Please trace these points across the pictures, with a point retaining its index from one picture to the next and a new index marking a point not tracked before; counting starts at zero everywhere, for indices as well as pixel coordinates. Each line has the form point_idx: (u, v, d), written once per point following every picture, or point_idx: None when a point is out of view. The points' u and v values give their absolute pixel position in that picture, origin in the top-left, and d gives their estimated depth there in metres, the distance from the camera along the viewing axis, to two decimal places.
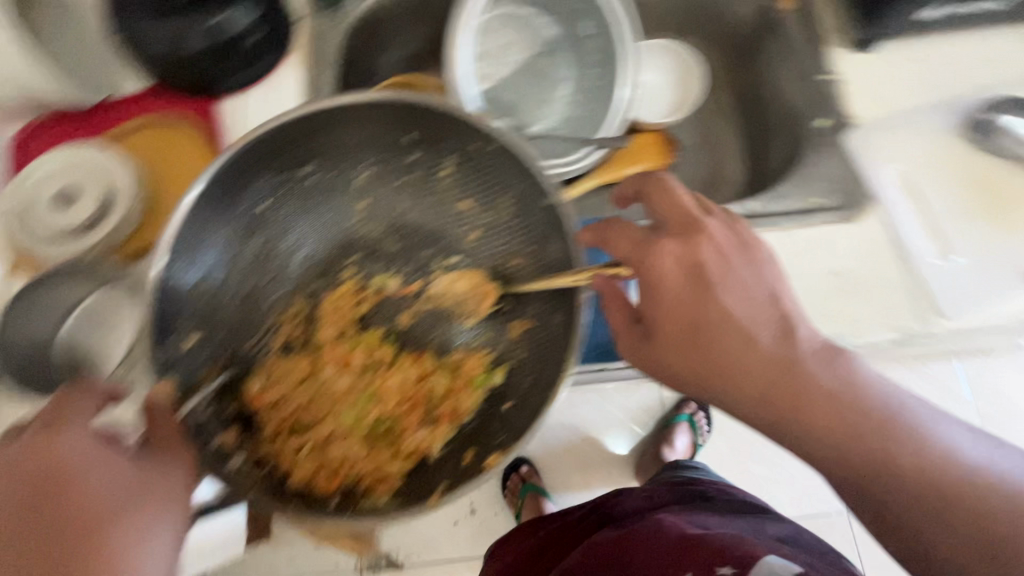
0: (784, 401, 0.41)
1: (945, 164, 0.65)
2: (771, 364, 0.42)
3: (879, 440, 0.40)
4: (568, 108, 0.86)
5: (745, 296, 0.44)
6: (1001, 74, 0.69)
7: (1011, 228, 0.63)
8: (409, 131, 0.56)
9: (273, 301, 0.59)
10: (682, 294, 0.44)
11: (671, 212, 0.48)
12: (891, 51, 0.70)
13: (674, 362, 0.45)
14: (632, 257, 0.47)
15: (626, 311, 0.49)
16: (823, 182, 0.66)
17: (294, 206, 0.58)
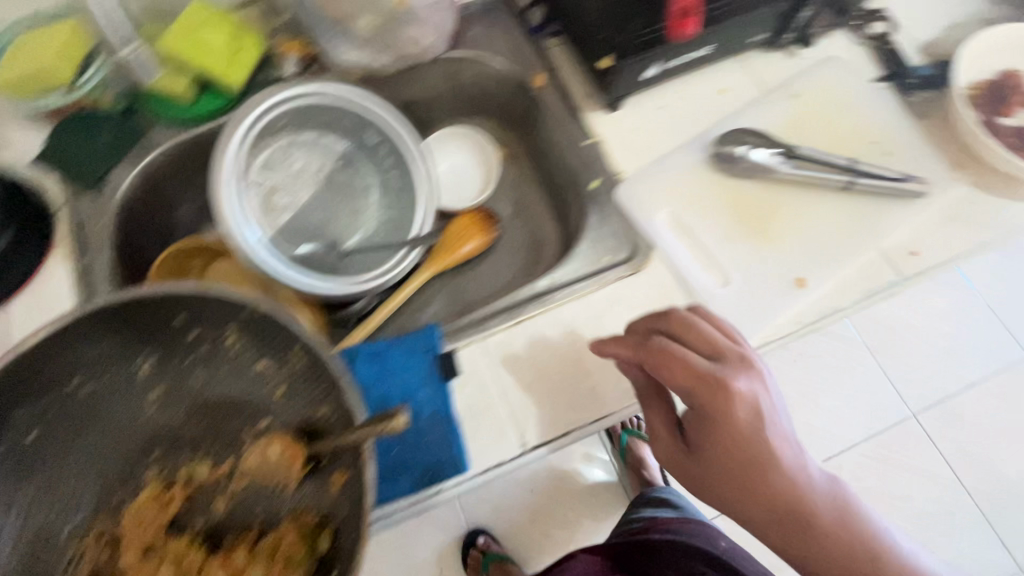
0: (790, 514, 0.56)
1: (707, 197, 0.71)
2: (791, 483, 0.55)
3: (797, 516, 0.56)
4: (380, 214, 0.88)
5: (768, 434, 0.54)
6: (734, 101, 0.78)
7: (775, 242, 0.69)
8: (177, 313, 0.55)
9: (65, 535, 0.54)
10: (745, 433, 0.52)
11: (714, 348, 0.55)
12: (637, 105, 0.77)
13: (708, 477, 0.55)
14: (695, 393, 0.53)
15: (664, 432, 0.57)
16: (607, 238, 0.71)
17: (69, 426, 0.54)
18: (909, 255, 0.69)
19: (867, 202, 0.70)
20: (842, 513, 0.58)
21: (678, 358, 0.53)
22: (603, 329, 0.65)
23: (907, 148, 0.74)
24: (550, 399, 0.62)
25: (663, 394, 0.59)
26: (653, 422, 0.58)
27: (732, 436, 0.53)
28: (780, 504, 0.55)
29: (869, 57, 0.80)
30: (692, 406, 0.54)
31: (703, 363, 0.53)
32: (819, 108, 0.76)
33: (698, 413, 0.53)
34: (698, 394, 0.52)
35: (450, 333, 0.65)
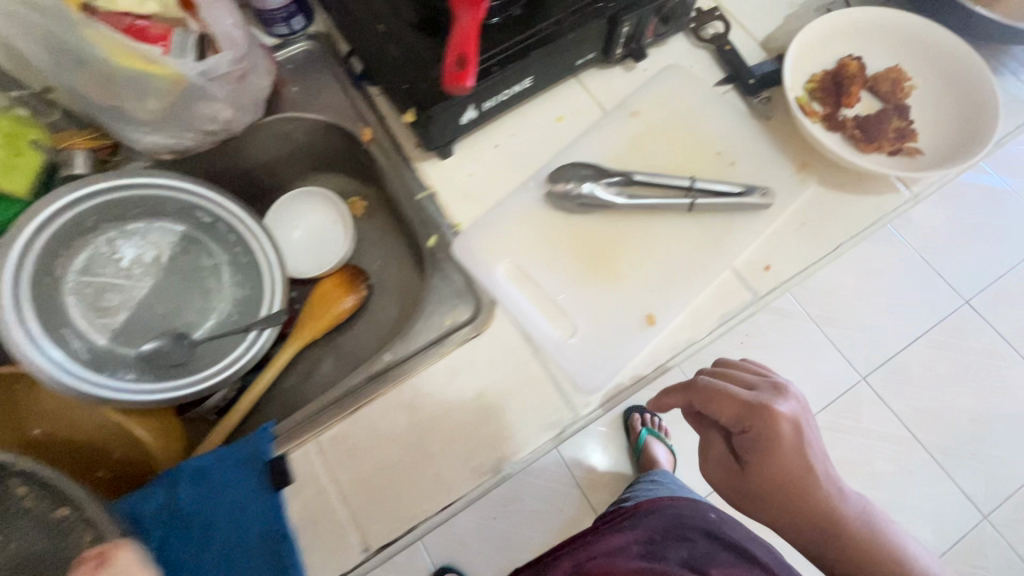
0: (819, 526, 0.61)
1: (547, 240, 0.67)
2: (821, 502, 0.60)
3: (830, 527, 0.62)
4: (234, 294, 0.82)
5: (809, 454, 0.59)
6: (574, 128, 0.74)
7: (621, 278, 0.65)
8: None
9: None
10: (796, 451, 0.57)
11: (756, 385, 0.61)
12: (471, 147, 0.72)
13: (751, 496, 0.59)
14: (745, 424, 0.58)
15: (721, 454, 0.61)
16: (447, 300, 0.66)
17: None
18: (763, 270, 0.66)
19: (714, 221, 0.67)
20: (872, 522, 0.64)
21: (721, 397, 0.58)
22: (447, 403, 0.61)
23: (752, 155, 0.70)
24: (393, 491, 0.57)
25: (700, 421, 0.64)
26: (709, 447, 0.62)
27: (776, 459, 0.57)
28: (815, 514, 0.61)
29: (709, 60, 0.76)
30: (742, 431, 0.59)
31: (745, 395, 0.59)
32: (661, 124, 0.73)
33: (752, 439, 0.58)
34: (751, 424, 0.58)
35: (284, 435, 0.60)
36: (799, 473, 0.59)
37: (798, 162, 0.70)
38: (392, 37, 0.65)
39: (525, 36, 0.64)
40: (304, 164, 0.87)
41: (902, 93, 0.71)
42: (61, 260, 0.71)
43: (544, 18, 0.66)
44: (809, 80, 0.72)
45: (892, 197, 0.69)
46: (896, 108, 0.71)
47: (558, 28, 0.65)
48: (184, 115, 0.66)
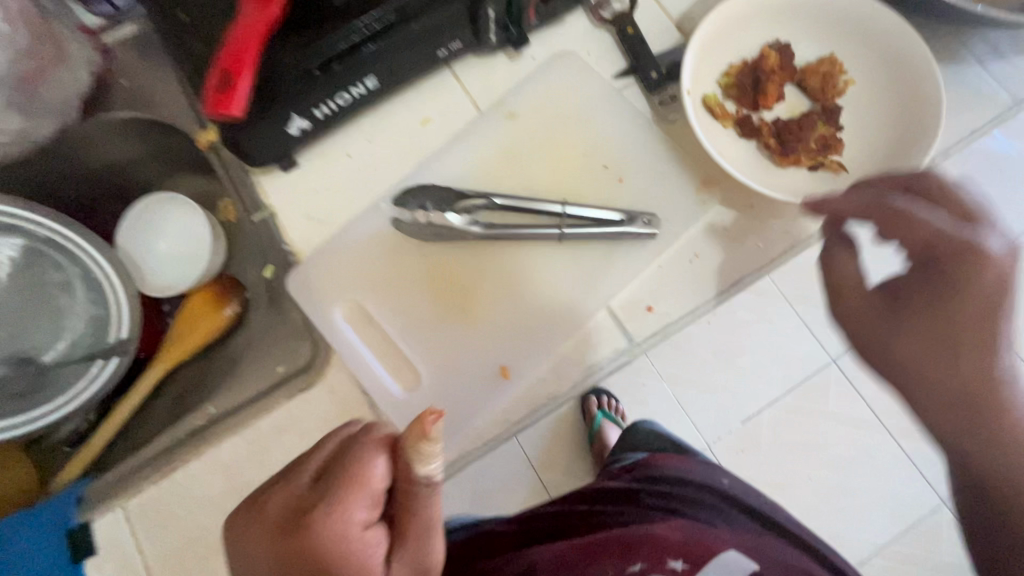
0: (967, 407, 0.35)
1: (395, 274, 0.58)
2: (983, 372, 0.35)
3: (982, 422, 0.35)
4: (87, 312, 0.74)
5: (961, 303, 0.35)
6: (442, 133, 0.62)
7: (477, 321, 0.56)
8: None
9: None
10: (954, 289, 0.35)
11: (909, 234, 0.36)
12: (319, 157, 0.61)
13: (912, 312, 0.38)
14: (918, 253, 0.37)
15: (871, 274, 0.41)
16: (285, 341, 0.59)
17: None
18: (643, 311, 0.56)
19: (589, 253, 0.57)
20: None
21: (905, 221, 0.36)
22: (272, 466, 0.54)
23: (646, 170, 0.59)
24: (207, 562, 0.53)
25: (835, 226, 0.43)
26: (835, 279, 0.43)
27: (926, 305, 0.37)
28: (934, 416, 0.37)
29: (611, 44, 0.63)
30: (917, 262, 0.38)
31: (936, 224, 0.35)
32: (542, 129, 0.61)
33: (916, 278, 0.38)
34: (921, 253, 0.37)
35: (93, 497, 0.55)
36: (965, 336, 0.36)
37: (700, 178, 0.59)
38: (200, 33, 0.54)
39: (354, 31, 0.52)
40: (160, 165, 0.76)
41: (834, 91, 0.58)
42: None
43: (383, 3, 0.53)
44: (724, 74, 0.59)
45: (807, 223, 0.57)
46: (824, 112, 0.58)
47: (399, 18, 0.53)
48: None
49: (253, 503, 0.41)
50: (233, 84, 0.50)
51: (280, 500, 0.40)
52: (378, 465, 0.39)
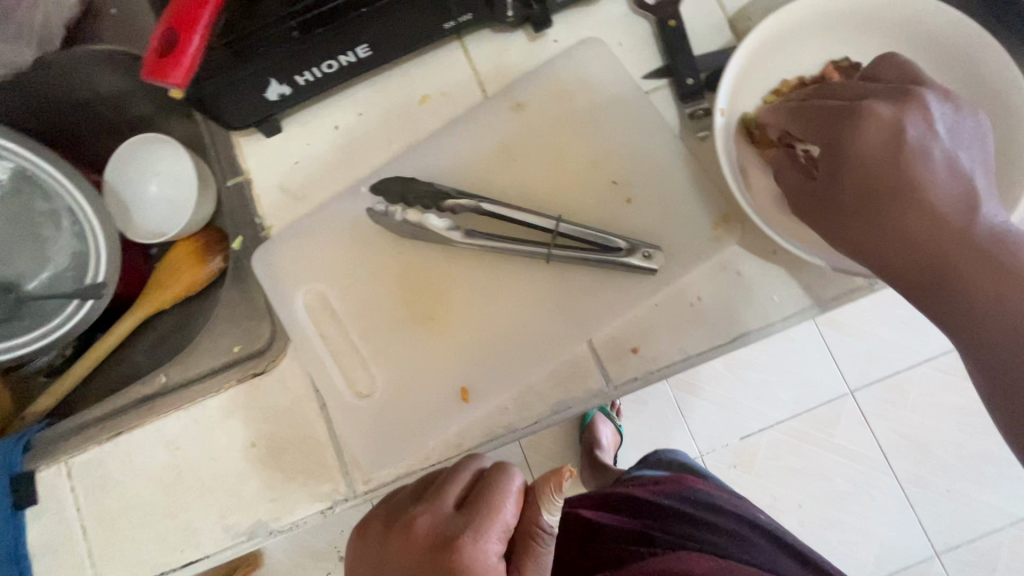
0: (928, 274, 0.40)
1: (365, 268, 0.53)
2: (924, 231, 0.40)
3: (950, 281, 0.39)
4: (70, 246, 0.73)
5: (873, 166, 0.40)
6: (440, 115, 0.55)
7: (444, 336, 0.51)
8: None
9: None
10: (872, 155, 0.40)
11: (808, 120, 0.43)
12: (303, 125, 0.56)
13: (846, 209, 0.42)
14: (816, 128, 0.43)
15: (800, 176, 0.45)
16: (244, 320, 0.56)
17: None
18: (628, 354, 0.50)
19: (577, 278, 0.51)
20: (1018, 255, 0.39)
21: (810, 114, 0.43)
22: (212, 450, 0.52)
23: (660, 191, 0.52)
24: (138, 535, 0.52)
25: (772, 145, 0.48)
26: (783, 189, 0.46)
27: (840, 177, 0.41)
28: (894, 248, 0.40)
29: (646, 37, 0.54)
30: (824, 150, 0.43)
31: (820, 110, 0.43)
32: (552, 126, 0.54)
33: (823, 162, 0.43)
34: (818, 130, 0.43)
35: (39, 448, 0.55)
36: (888, 189, 0.40)
37: (719, 211, 0.51)
38: None
39: None
40: (153, 104, 0.72)
41: None
42: None
43: None
44: (771, 93, 0.50)
45: (836, 280, 0.50)
46: None
47: None
48: None
49: (391, 523, 0.41)
50: (179, 41, 0.40)
51: (429, 524, 0.39)
52: (510, 504, 0.39)
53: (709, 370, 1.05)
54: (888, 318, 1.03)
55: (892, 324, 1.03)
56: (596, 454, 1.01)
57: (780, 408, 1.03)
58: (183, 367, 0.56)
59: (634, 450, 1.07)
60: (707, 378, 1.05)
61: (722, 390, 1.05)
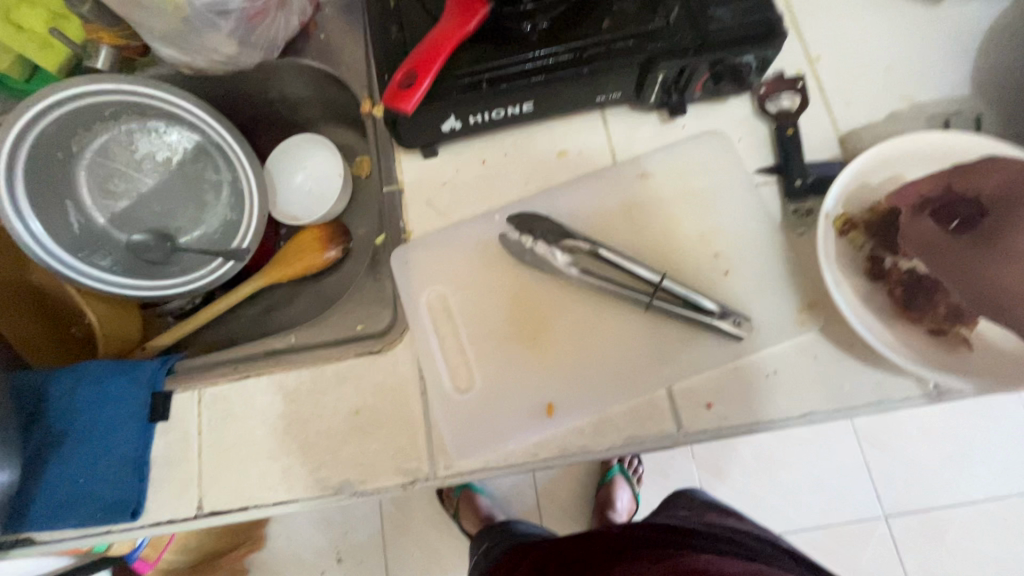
0: None
1: (485, 284, 0.61)
2: None
3: None
4: (225, 213, 0.86)
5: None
6: (572, 169, 0.65)
7: (541, 356, 0.58)
8: None
9: None
10: None
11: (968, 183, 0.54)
12: (457, 155, 0.66)
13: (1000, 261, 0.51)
14: (985, 193, 0.53)
15: (950, 229, 0.54)
16: (369, 304, 0.65)
17: None
18: (702, 408, 0.56)
19: (670, 330, 0.58)
20: None
21: (977, 176, 0.54)
22: (320, 410, 0.60)
23: (756, 271, 0.58)
24: (241, 469, 0.59)
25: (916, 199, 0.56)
26: (922, 235, 0.55)
27: (1002, 237, 0.52)
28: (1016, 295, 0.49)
29: (764, 138, 0.63)
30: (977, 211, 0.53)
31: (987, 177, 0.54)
32: (668, 197, 0.62)
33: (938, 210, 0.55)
34: (988, 194, 0.53)
35: (178, 373, 0.64)
36: None
37: (806, 299, 0.57)
38: (402, 21, 0.60)
39: (530, 58, 0.57)
40: (324, 112, 0.85)
41: None
42: (79, 138, 0.77)
43: (564, 43, 0.57)
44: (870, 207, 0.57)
45: (905, 384, 0.54)
46: None
47: (573, 58, 0.57)
48: (195, 40, 0.67)
49: None
50: (416, 80, 0.55)
51: None
52: None
53: (745, 457, 1.06)
54: (937, 447, 1.03)
55: (940, 453, 1.02)
56: (608, 513, 1.01)
57: (809, 515, 1.03)
58: (309, 333, 0.64)
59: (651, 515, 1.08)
60: (742, 463, 1.06)
61: (756, 479, 1.05)
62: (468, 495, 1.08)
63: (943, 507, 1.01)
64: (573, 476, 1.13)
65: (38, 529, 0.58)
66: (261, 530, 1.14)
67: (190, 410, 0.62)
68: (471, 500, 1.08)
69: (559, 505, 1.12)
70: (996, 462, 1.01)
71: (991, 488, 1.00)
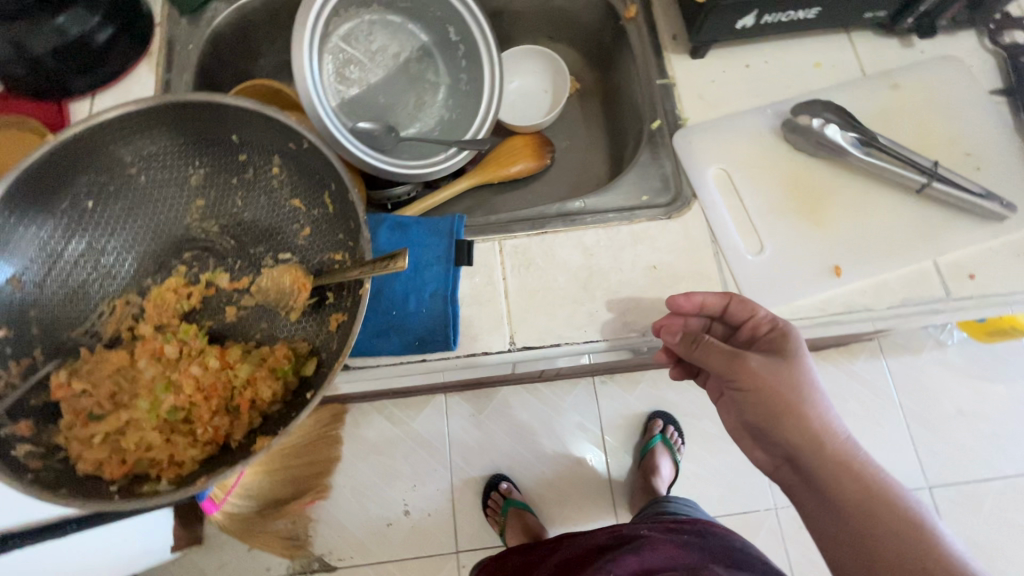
0: None
1: (764, 165, 0.69)
2: None
3: None
4: (445, 112, 0.89)
5: None
6: (830, 78, 0.73)
7: (823, 228, 0.66)
8: (200, 160, 0.61)
9: (92, 309, 0.58)
10: None
11: None
12: (724, 58, 0.74)
13: None
14: None
15: None
16: (655, 180, 0.70)
17: (115, 215, 0.59)
18: (966, 278, 0.64)
19: (934, 213, 0.66)
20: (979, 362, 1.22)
21: None
22: (622, 263, 0.65)
23: (1002, 168, 0.68)
24: (549, 311, 0.63)
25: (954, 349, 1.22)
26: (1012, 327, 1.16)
27: None
28: (881, 494, 0.50)
29: (993, 66, 0.73)
30: None
31: None
32: (921, 103, 0.71)
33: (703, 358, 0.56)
34: None
35: (474, 228, 0.67)
36: None
37: None
38: None
39: None
40: (549, 28, 0.93)
41: None
42: (336, 20, 0.81)
43: None
44: None
45: None
46: None
47: None
48: None
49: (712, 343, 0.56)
50: None
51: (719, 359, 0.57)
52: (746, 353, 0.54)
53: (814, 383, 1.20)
54: (974, 390, 1.21)
55: (982, 398, 1.20)
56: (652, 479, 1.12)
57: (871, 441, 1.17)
58: (596, 200, 0.69)
59: (730, 453, 1.21)
60: None
61: None
62: (516, 513, 1.11)
63: (963, 419, 1.19)
64: (627, 419, 1.23)
65: (356, 354, 0.61)
66: (329, 481, 1.17)
67: (493, 255, 0.65)
68: (520, 517, 1.10)
69: (587, 485, 1.20)
70: (1013, 404, 1.20)
71: (998, 428, 1.19)
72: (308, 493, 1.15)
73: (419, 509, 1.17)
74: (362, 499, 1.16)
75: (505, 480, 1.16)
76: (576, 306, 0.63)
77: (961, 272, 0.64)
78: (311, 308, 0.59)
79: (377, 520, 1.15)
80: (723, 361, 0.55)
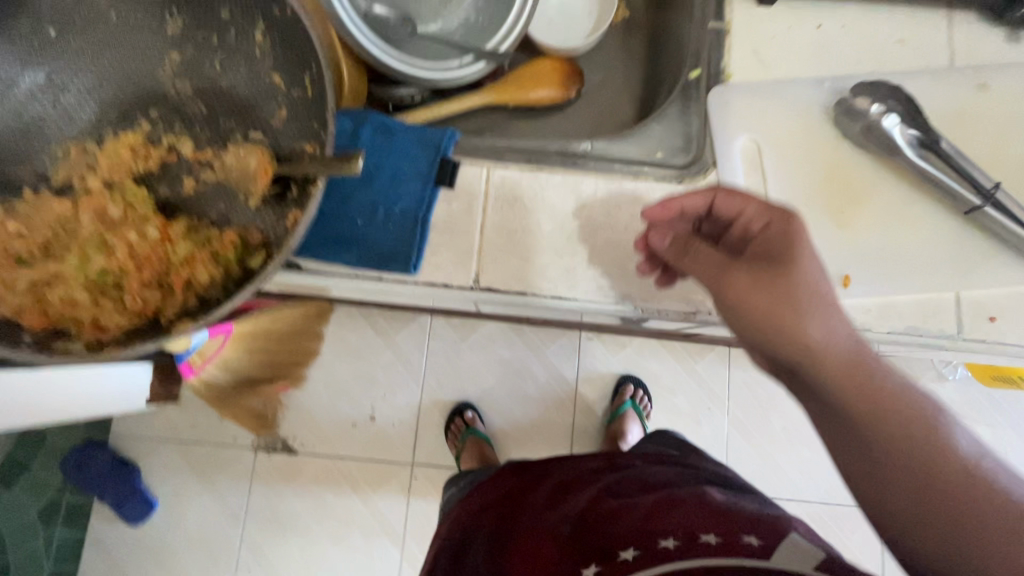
0: None
1: (801, 146, 0.61)
2: None
3: None
4: (471, 15, 0.78)
5: None
6: (910, 61, 0.62)
7: (845, 228, 0.59)
8: (179, 10, 0.55)
9: (42, 149, 0.54)
10: None
11: None
12: (794, 12, 0.63)
13: None
14: None
15: None
16: (675, 137, 0.63)
17: (76, 51, 0.53)
18: (986, 320, 0.57)
19: (973, 240, 0.58)
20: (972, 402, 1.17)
21: None
22: (614, 222, 0.59)
23: None
24: (523, 256, 0.58)
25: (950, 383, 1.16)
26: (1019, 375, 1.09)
27: None
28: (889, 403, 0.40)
29: None
30: None
31: None
32: (1004, 112, 0.61)
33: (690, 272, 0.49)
34: None
35: (466, 148, 0.61)
36: None
37: None
38: None
39: None
40: None
41: None
42: None
43: None
44: None
45: None
46: None
47: None
48: None
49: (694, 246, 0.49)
50: None
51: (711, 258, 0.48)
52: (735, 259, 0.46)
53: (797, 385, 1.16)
54: None
55: None
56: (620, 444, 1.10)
57: None
58: (606, 144, 0.62)
59: (693, 436, 1.19)
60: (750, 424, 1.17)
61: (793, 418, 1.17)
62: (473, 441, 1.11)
63: None
64: (599, 379, 1.20)
65: (311, 258, 0.57)
66: (303, 373, 1.17)
67: (478, 183, 0.59)
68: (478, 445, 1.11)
69: (544, 433, 1.19)
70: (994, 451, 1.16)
71: None
72: (285, 379, 1.14)
73: (383, 418, 1.18)
74: (332, 396, 1.18)
75: (470, 409, 1.16)
76: (553, 257, 0.58)
77: (982, 311, 0.57)
78: (270, 199, 0.55)
79: (342, 419, 1.17)
80: (710, 272, 0.47)
